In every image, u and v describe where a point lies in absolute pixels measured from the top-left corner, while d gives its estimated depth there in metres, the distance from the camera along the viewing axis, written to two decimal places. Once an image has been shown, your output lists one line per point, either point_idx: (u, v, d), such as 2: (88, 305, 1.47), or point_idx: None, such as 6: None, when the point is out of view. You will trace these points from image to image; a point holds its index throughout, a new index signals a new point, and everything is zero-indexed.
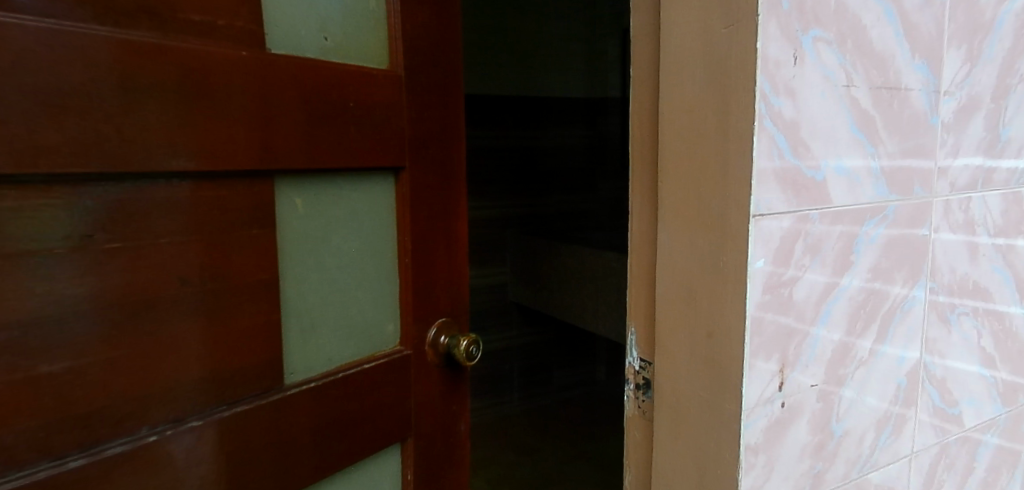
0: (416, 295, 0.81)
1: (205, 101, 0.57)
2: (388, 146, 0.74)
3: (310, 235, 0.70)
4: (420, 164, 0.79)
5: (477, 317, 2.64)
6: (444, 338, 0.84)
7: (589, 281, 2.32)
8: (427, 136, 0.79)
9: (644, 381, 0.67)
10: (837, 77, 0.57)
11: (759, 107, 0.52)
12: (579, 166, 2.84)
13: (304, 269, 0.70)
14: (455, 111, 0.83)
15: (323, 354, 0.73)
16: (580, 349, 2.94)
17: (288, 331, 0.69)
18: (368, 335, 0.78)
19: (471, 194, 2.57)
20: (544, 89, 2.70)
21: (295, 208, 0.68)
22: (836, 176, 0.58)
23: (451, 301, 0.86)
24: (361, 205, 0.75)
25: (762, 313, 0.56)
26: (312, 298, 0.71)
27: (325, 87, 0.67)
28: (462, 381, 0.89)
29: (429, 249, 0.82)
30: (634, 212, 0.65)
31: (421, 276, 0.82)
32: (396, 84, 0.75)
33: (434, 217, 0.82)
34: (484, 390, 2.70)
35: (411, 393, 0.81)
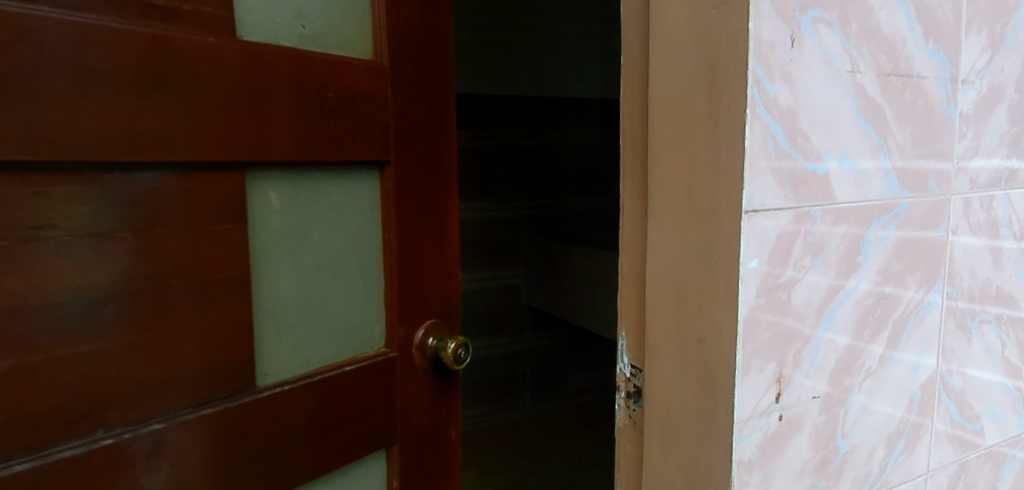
0: (401, 295, 0.78)
1: (170, 89, 0.54)
2: (372, 140, 0.71)
3: (287, 231, 0.68)
4: (407, 158, 0.76)
5: (491, 319, 2.61)
6: (432, 339, 0.81)
7: (605, 285, 2.27)
8: (412, 130, 0.76)
9: (635, 390, 0.62)
10: (841, 62, 0.52)
11: (752, 93, 0.48)
12: (595, 167, 2.81)
13: (279, 266, 0.67)
14: (443, 105, 0.80)
15: (300, 355, 0.70)
16: (595, 352, 2.90)
17: (262, 331, 0.66)
18: (351, 336, 0.76)
19: (485, 195, 2.54)
20: (560, 89, 2.67)
21: (270, 203, 0.65)
22: (839, 171, 0.53)
23: (441, 302, 0.83)
24: (343, 200, 0.73)
25: (755, 317, 0.51)
26: (288, 296, 0.69)
27: (302, 77, 0.64)
28: (452, 385, 0.85)
29: (417, 247, 0.79)
30: (625, 209, 0.61)
31: (408, 276, 0.79)
32: (380, 75, 0.72)
33: (421, 213, 0.79)
34: (498, 394, 2.66)
35: (397, 397, 0.78)
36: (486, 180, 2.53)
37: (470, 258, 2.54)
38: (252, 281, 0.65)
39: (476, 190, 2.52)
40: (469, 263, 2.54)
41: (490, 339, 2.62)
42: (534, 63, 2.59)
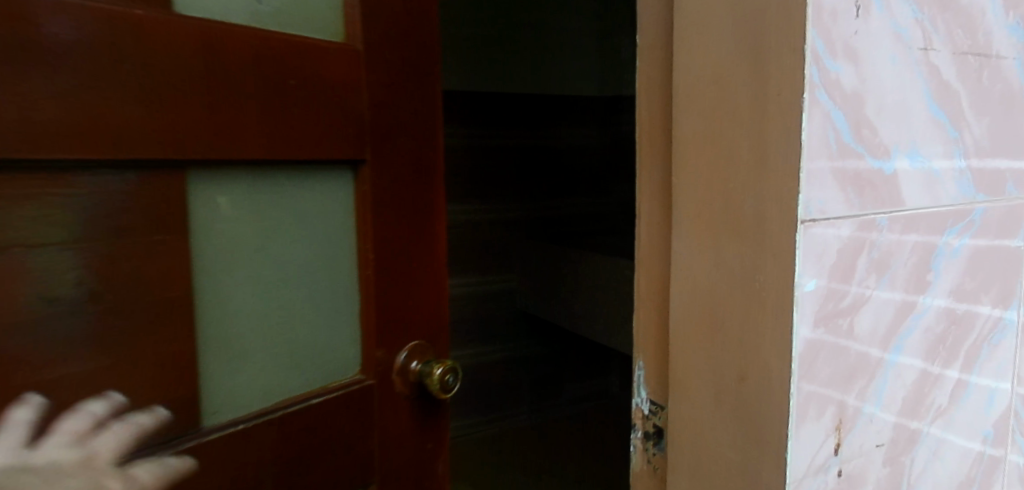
0: (380, 313, 0.71)
1: (102, 73, 0.47)
2: (345, 137, 0.64)
3: (243, 244, 0.61)
4: (385, 158, 0.69)
5: (484, 325, 2.51)
6: (416, 363, 0.73)
7: (603, 290, 2.18)
8: (391, 130, 0.68)
9: (655, 430, 0.52)
10: (912, 37, 0.43)
11: (811, 72, 0.38)
12: (592, 167, 2.72)
13: (231, 281, 0.60)
14: (428, 102, 0.73)
15: (259, 383, 0.63)
16: (591, 359, 2.81)
17: (211, 357, 0.58)
18: (319, 358, 0.68)
19: (478, 196, 2.44)
20: (554, 88, 2.60)
21: (222, 212, 0.59)
22: (910, 171, 0.44)
23: (426, 321, 0.75)
24: (307, 209, 0.66)
25: (811, 351, 0.42)
26: (246, 318, 0.62)
27: (263, 65, 0.57)
28: (439, 415, 0.78)
29: (397, 257, 0.72)
30: (643, 215, 0.51)
31: (387, 289, 0.71)
32: (355, 60, 0.64)
33: (403, 221, 0.72)
34: (492, 403, 2.57)
35: (375, 430, 0.70)
36: (478, 181, 2.43)
37: (462, 262, 2.43)
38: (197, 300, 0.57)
39: (468, 191, 2.41)
40: (462, 267, 2.43)
41: (482, 346, 2.51)
42: (527, 59, 2.51)
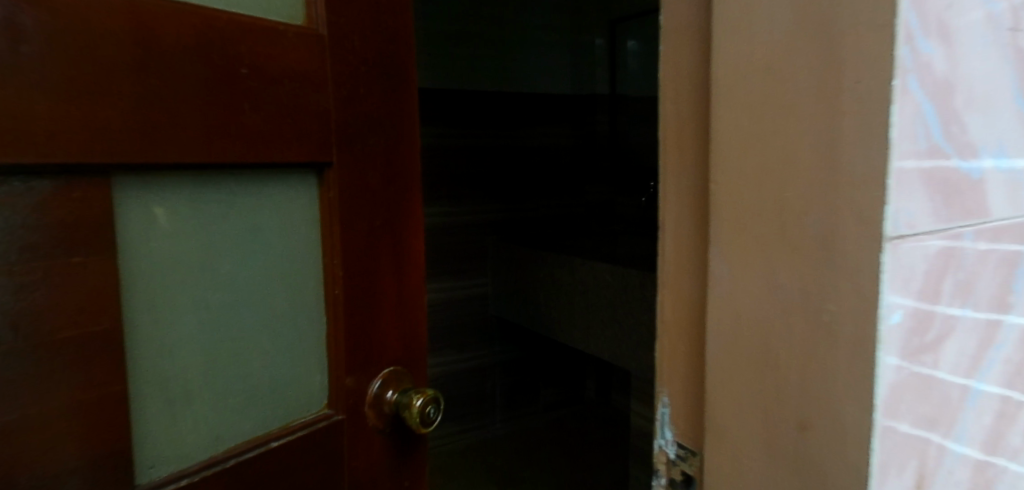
0: (350, 337, 0.63)
1: (10, 80, 0.40)
2: (305, 140, 0.57)
3: (189, 265, 0.53)
4: (353, 163, 0.61)
5: (456, 332, 2.41)
6: (392, 394, 0.66)
7: (579, 294, 2.05)
8: (360, 132, 0.61)
9: (682, 477, 0.45)
10: (1003, 15, 0.35)
11: (902, 53, 0.31)
12: (566, 167, 2.66)
13: (175, 309, 0.52)
14: (403, 100, 0.66)
15: (206, 422, 0.56)
16: (566, 365, 2.74)
17: (147, 396, 0.51)
18: (276, 390, 0.61)
19: (448, 198, 2.34)
20: (525, 85, 2.52)
21: (158, 226, 0.51)
22: (996, 175, 0.37)
23: (402, 343, 0.68)
24: (265, 221, 0.58)
25: (896, 396, 0.34)
26: (192, 349, 0.54)
27: (209, 59, 0.50)
28: (417, 445, 0.72)
29: (369, 272, 0.64)
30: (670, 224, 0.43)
31: (357, 311, 0.64)
32: (316, 46, 0.57)
33: (374, 233, 0.64)
34: (465, 413, 2.47)
35: (343, 473, 0.64)
36: (449, 181, 2.34)
37: (433, 266, 2.33)
38: (130, 333, 0.49)
39: (438, 193, 2.32)
40: (432, 272, 2.33)
41: (455, 354, 2.42)
42: (497, 56, 2.43)
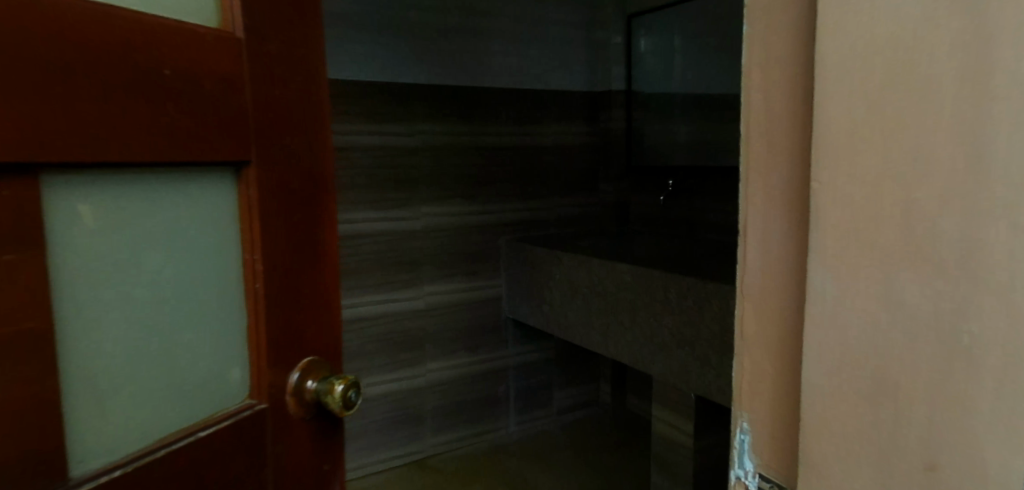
0: (273, 331, 0.57)
1: None
2: (230, 130, 0.51)
3: (89, 247, 0.46)
4: (274, 144, 0.55)
5: (470, 333, 2.36)
6: (313, 382, 0.59)
7: (597, 296, 1.95)
8: (279, 105, 0.55)
9: None
10: None
11: None
12: (581, 166, 2.61)
13: (94, 311, 0.47)
14: (317, 71, 0.59)
15: (121, 434, 0.49)
16: (580, 366, 2.68)
17: (74, 409, 0.45)
18: (193, 389, 0.54)
19: (462, 197, 2.30)
20: (538, 81, 2.46)
21: (66, 206, 0.44)
22: None
23: (322, 335, 0.62)
24: (170, 200, 0.52)
25: None
26: (95, 344, 0.47)
27: (132, 48, 0.44)
28: (337, 433, 0.65)
29: (291, 259, 0.58)
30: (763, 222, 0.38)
31: (279, 301, 0.57)
32: (236, 50, 0.51)
33: (294, 216, 0.58)
34: (479, 415, 2.42)
35: (266, 467, 0.56)
36: (463, 180, 2.30)
37: (446, 266, 2.29)
38: (55, 341, 0.43)
39: (452, 191, 2.28)
40: (445, 272, 2.29)
41: (469, 357, 2.37)
42: (510, 51, 2.37)
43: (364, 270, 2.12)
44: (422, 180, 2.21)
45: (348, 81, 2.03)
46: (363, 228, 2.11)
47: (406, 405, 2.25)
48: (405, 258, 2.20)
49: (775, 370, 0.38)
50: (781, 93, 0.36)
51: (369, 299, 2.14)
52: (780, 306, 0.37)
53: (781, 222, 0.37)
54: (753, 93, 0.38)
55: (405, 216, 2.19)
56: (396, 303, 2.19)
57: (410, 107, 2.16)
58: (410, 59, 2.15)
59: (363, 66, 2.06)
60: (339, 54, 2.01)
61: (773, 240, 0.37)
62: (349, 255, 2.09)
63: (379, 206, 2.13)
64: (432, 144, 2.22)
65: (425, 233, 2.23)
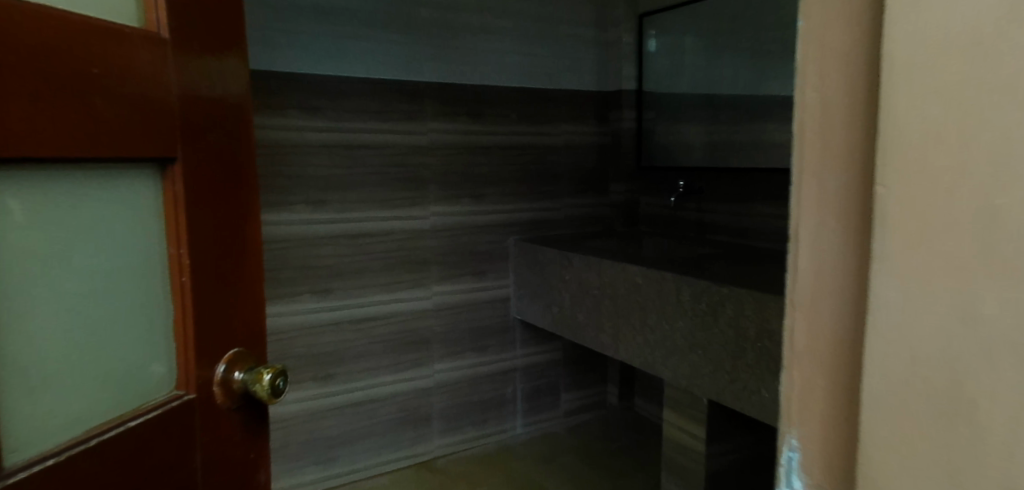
0: (200, 323, 0.65)
1: None
2: (157, 140, 0.58)
3: (31, 248, 0.54)
4: (199, 156, 0.63)
5: (477, 334, 2.34)
6: (239, 372, 0.68)
7: (608, 298, 1.91)
8: (203, 120, 0.63)
9: None
10: None
11: None
12: (590, 166, 2.59)
13: (29, 300, 0.54)
14: (239, 89, 0.67)
15: (60, 411, 0.57)
16: (588, 368, 2.65)
17: (15, 386, 0.53)
18: (124, 372, 0.63)
19: (471, 196, 2.28)
20: (548, 80, 2.44)
21: (10, 212, 0.52)
22: None
23: (246, 328, 0.70)
24: (101, 208, 0.60)
25: None
26: (35, 330, 0.55)
27: (73, 67, 0.51)
28: (261, 420, 0.74)
29: (217, 259, 0.66)
30: (824, 227, 0.35)
31: (206, 297, 0.65)
32: (165, 59, 0.58)
33: (218, 221, 0.66)
34: (485, 416, 2.40)
35: (194, 449, 0.65)
36: (472, 180, 2.28)
37: (455, 266, 2.27)
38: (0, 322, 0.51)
39: (461, 190, 2.26)
40: (454, 272, 2.27)
41: (477, 357, 2.35)
42: (520, 49, 2.35)
43: (372, 269, 2.10)
44: (431, 179, 2.19)
45: (359, 79, 2.02)
46: (372, 227, 2.09)
47: (413, 405, 2.23)
48: (413, 257, 2.18)
49: (829, 386, 0.36)
50: (839, 92, 0.34)
51: (377, 299, 2.12)
52: (835, 319, 0.35)
53: (838, 229, 0.35)
54: (807, 94, 0.36)
55: (414, 215, 2.17)
56: (404, 303, 2.18)
57: (420, 105, 2.14)
58: (419, 57, 2.13)
59: (373, 64, 2.04)
60: (348, 51, 2.00)
61: (827, 249, 0.35)
62: (358, 253, 2.07)
63: (388, 205, 2.11)
64: (441, 143, 2.20)
65: (433, 232, 2.21)
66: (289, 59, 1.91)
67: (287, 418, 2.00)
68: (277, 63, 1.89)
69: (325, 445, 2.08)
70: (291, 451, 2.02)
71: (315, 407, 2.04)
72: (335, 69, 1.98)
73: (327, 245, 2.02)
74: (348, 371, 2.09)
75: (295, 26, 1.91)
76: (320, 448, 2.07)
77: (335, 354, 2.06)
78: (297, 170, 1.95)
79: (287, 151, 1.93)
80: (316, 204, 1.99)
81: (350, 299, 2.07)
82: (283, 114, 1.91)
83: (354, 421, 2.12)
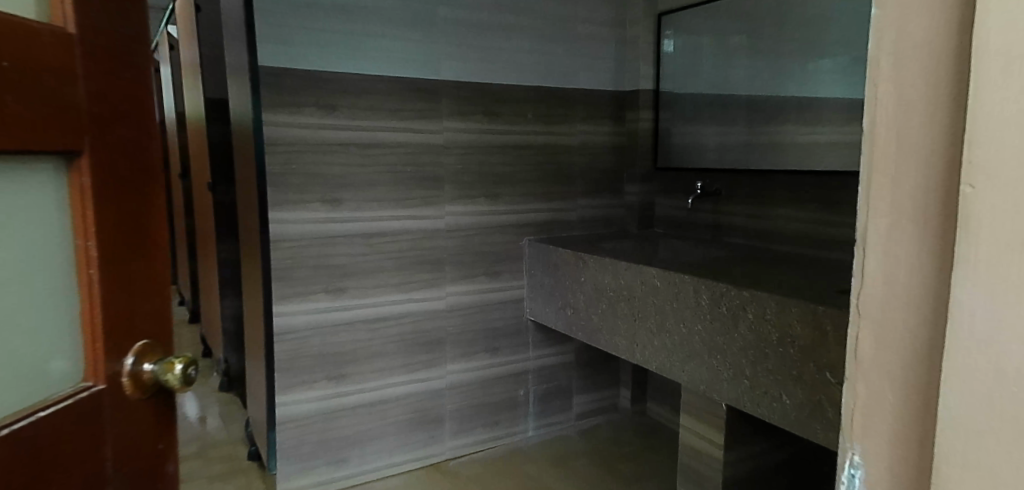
0: (108, 313, 0.64)
1: None
2: (60, 129, 0.57)
3: None
4: (105, 147, 0.62)
5: (489, 335, 2.32)
6: (149, 364, 0.68)
7: (624, 301, 1.88)
8: (108, 110, 0.62)
9: None
10: None
11: None
12: (605, 167, 2.56)
13: None
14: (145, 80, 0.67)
15: None
16: (601, 370, 2.62)
17: None
18: (31, 368, 0.61)
19: (485, 196, 2.26)
20: (564, 79, 2.41)
21: None
22: None
23: (154, 320, 0.70)
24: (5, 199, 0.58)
25: None
26: None
27: None
28: (172, 412, 0.74)
29: (126, 250, 0.65)
30: (893, 230, 0.33)
31: (113, 287, 0.65)
32: (66, 47, 0.58)
33: (126, 212, 0.65)
34: (496, 418, 2.37)
35: (104, 441, 0.64)
36: (487, 179, 2.26)
37: (468, 267, 2.25)
38: None
39: (475, 190, 2.24)
40: (467, 272, 2.25)
41: (489, 359, 2.32)
42: (537, 48, 2.32)
43: (386, 268, 2.09)
44: (446, 178, 2.17)
45: (374, 77, 2.00)
46: (386, 226, 2.07)
47: (425, 406, 2.21)
48: (427, 257, 2.16)
49: (898, 399, 0.34)
50: (918, 86, 0.32)
51: (389, 299, 2.10)
52: (906, 326, 0.33)
53: (911, 231, 0.32)
54: (880, 88, 0.34)
55: (429, 214, 2.15)
56: (418, 303, 2.16)
57: (436, 104, 2.13)
58: (436, 55, 2.11)
59: (389, 61, 2.03)
60: (364, 48, 1.98)
61: (897, 251, 0.33)
62: (372, 253, 2.06)
63: (402, 204, 2.09)
64: (456, 142, 2.18)
65: (448, 232, 2.19)
66: (305, 56, 1.89)
67: (300, 418, 1.99)
68: (293, 60, 1.88)
69: (337, 445, 2.06)
70: (301, 451, 2.01)
71: (328, 407, 2.03)
72: (351, 66, 1.96)
73: (341, 243, 2.00)
74: (361, 371, 2.07)
75: (312, 23, 1.89)
76: (332, 449, 2.05)
77: (348, 354, 2.05)
78: (312, 167, 1.93)
79: (303, 149, 1.92)
80: (331, 203, 1.97)
81: (364, 299, 2.06)
82: (299, 111, 1.90)
83: (367, 421, 2.10)
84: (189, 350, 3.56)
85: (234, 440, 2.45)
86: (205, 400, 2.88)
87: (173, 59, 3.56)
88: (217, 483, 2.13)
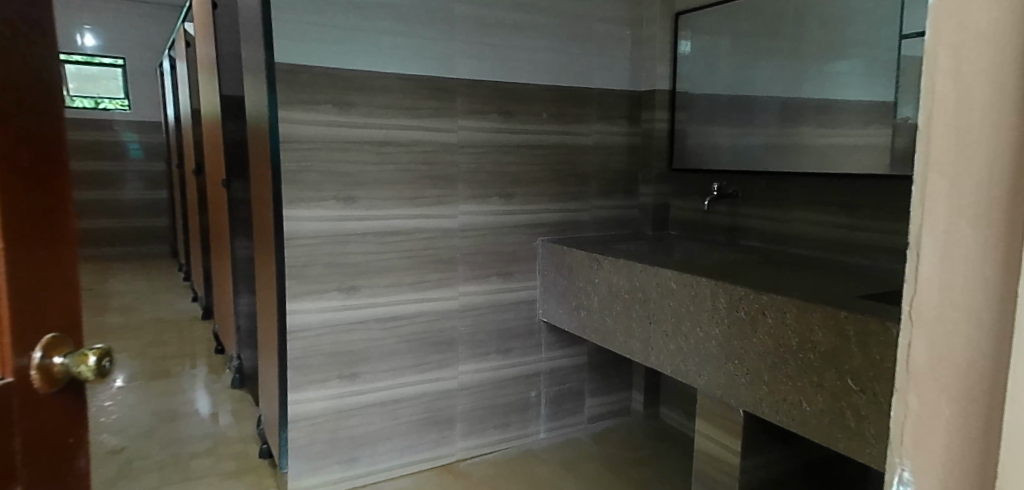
0: (18, 304, 0.65)
1: None
2: None
3: None
4: (10, 138, 0.62)
5: (501, 337, 2.30)
6: (61, 358, 0.69)
7: (638, 303, 1.85)
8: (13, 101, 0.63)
9: None
10: None
11: None
12: (620, 168, 2.54)
13: None
14: (51, 75, 0.68)
15: None
16: (613, 373, 2.59)
17: None
18: None
19: (498, 195, 2.24)
20: (580, 79, 2.38)
21: None
22: None
23: (60, 312, 0.70)
24: None
25: None
26: None
27: None
28: (82, 406, 0.74)
29: (32, 245, 0.66)
30: (953, 234, 0.32)
31: (21, 278, 0.65)
32: None
33: (31, 203, 0.65)
34: (507, 420, 2.36)
35: (15, 434, 0.64)
36: (501, 178, 2.25)
37: (481, 266, 2.23)
38: None
39: (489, 189, 2.23)
40: (480, 272, 2.23)
41: (501, 360, 2.31)
42: (554, 47, 2.31)
43: (398, 267, 2.07)
44: (460, 176, 2.16)
45: (388, 74, 1.99)
46: (400, 225, 2.06)
47: (436, 407, 2.20)
48: (440, 256, 2.15)
49: (954, 409, 0.33)
50: (981, 79, 0.30)
51: (401, 298, 2.09)
52: (965, 333, 0.32)
53: (972, 234, 0.31)
54: (940, 84, 0.32)
55: (443, 213, 2.14)
56: (430, 303, 2.15)
57: (451, 102, 2.12)
58: (453, 54, 2.10)
59: (406, 58, 2.02)
60: (382, 46, 1.97)
61: (954, 256, 0.32)
62: (385, 251, 2.04)
63: (416, 203, 2.08)
64: (470, 141, 2.17)
65: (461, 231, 2.18)
66: (323, 53, 1.89)
67: (312, 416, 1.98)
68: (311, 57, 1.87)
69: (348, 445, 2.05)
70: (313, 450, 2.00)
71: (339, 406, 2.02)
72: (368, 64, 1.96)
73: (355, 242, 1.99)
74: (373, 370, 2.06)
75: (330, 20, 1.89)
76: (343, 448, 2.04)
77: (360, 353, 2.04)
78: (328, 165, 1.92)
79: (319, 146, 1.91)
80: (346, 201, 1.96)
81: (377, 298, 2.05)
82: (316, 108, 1.89)
83: (378, 421, 2.09)
84: (201, 347, 3.57)
85: (245, 437, 2.45)
86: (216, 397, 2.88)
87: (190, 56, 3.57)
88: (228, 481, 2.13)
